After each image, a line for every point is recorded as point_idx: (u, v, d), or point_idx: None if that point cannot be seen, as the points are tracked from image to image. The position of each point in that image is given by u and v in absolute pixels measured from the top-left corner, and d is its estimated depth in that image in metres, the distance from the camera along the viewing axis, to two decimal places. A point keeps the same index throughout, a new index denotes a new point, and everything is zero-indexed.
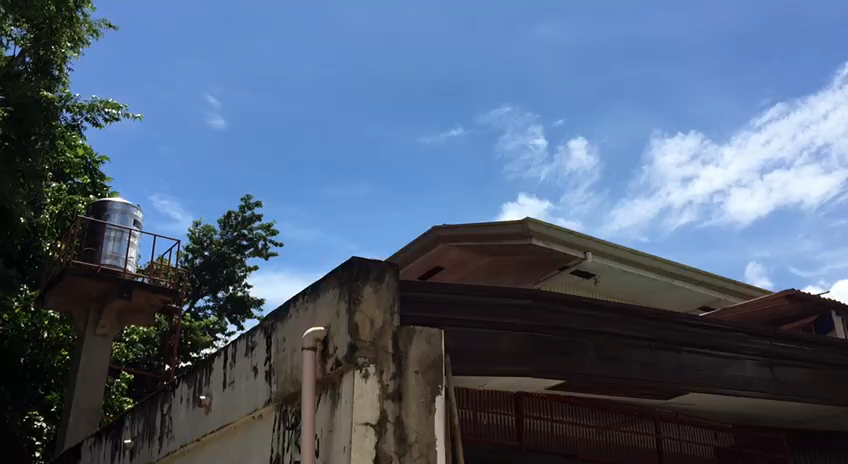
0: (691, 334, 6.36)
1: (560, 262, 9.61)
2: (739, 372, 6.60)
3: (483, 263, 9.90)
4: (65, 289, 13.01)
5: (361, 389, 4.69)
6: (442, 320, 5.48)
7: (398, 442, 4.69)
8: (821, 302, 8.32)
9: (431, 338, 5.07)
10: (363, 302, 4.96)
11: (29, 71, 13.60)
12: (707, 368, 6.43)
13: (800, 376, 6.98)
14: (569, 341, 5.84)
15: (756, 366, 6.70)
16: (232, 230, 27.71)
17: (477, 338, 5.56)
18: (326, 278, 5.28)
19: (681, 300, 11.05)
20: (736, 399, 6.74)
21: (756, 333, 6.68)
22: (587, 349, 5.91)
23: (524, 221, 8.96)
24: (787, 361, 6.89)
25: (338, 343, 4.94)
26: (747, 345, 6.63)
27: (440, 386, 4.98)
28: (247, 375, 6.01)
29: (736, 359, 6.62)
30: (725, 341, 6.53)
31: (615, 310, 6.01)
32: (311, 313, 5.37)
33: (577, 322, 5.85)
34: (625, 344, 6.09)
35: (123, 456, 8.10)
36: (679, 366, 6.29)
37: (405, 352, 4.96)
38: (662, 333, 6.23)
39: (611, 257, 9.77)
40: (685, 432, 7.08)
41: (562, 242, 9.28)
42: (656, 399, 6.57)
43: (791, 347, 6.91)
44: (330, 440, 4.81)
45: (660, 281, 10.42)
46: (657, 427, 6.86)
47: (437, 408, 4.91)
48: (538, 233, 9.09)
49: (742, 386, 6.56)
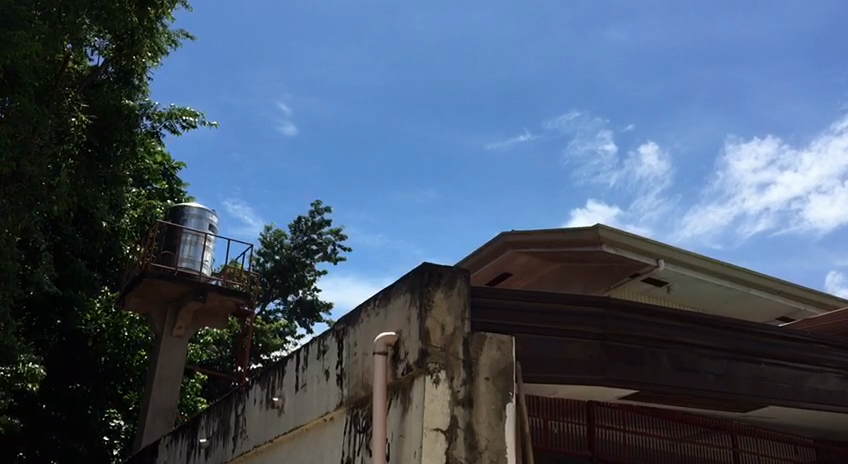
0: (770, 345, 6.16)
1: (631, 269, 9.44)
2: (821, 385, 6.37)
3: (551, 270, 9.88)
4: (142, 291, 13.44)
5: (432, 394, 4.73)
6: (512, 327, 5.45)
7: (469, 449, 4.68)
8: None
9: (501, 345, 5.04)
10: (434, 308, 4.97)
11: (111, 81, 14.16)
12: (787, 381, 6.23)
13: None
14: (641, 350, 5.75)
15: (839, 379, 6.46)
16: (302, 234, 28.15)
17: (548, 345, 5.51)
18: (396, 283, 5.32)
19: (756, 310, 10.73)
20: (817, 414, 6.50)
21: (838, 345, 6.45)
22: (661, 359, 5.80)
23: (595, 227, 8.84)
24: None
25: (409, 348, 4.97)
26: (829, 357, 6.39)
27: (510, 393, 4.95)
28: (319, 378, 6.10)
29: (817, 372, 6.39)
30: (805, 353, 6.31)
31: (690, 320, 5.88)
32: (382, 317, 5.42)
33: (651, 331, 5.75)
34: (701, 355, 5.95)
35: (199, 455, 8.29)
36: (757, 378, 6.11)
37: (476, 358, 4.95)
38: (740, 343, 6.06)
39: (684, 265, 9.55)
40: (763, 446, 6.85)
41: (633, 249, 9.10)
42: (733, 412, 6.39)
43: None
44: (399, 444, 4.86)
45: (736, 290, 10.14)
46: (734, 440, 6.66)
47: (507, 415, 4.88)
48: (608, 239, 8.92)
49: (824, 400, 6.33)
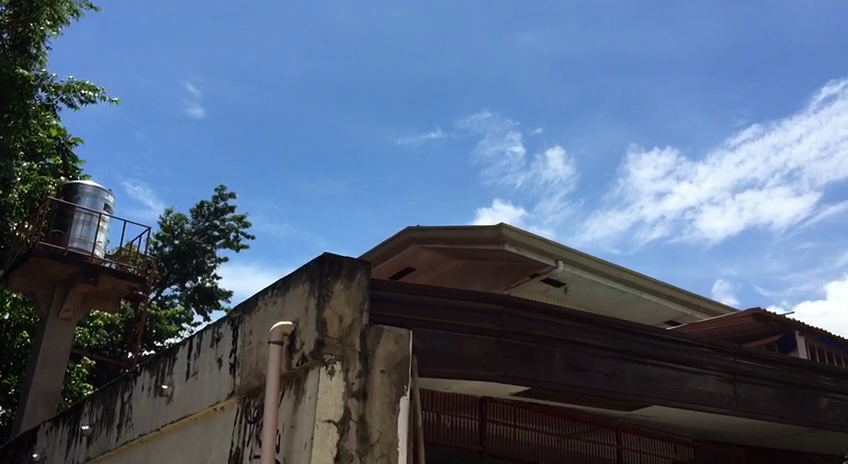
0: (656, 347, 6.42)
1: (531, 269, 9.63)
2: (702, 387, 6.64)
3: (455, 265, 10.02)
4: (29, 270, 12.74)
5: (327, 386, 4.68)
6: (409, 321, 5.46)
7: (360, 441, 4.66)
8: (787, 322, 8.57)
9: (398, 339, 5.06)
10: (333, 299, 4.93)
11: (6, 48, 13.34)
12: (670, 382, 6.47)
13: (762, 395, 7.02)
14: (536, 348, 5.87)
15: (719, 381, 6.76)
16: (204, 220, 27.43)
17: (445, 340, 5.55)
18: (296, 273, 5.24)
19: (646, 313, 11.14)
20: (696, 414, 6.78)
21: (719, 349, 6.76)
22: (554, 357, 5.94)
23: (498, 225, 8.98)
24: (749, 379, 6.94)
25: (306, 338, 4.91)
26: (709, 360, 6.70)
27: (404, 387, 4.96)
28: (211, 366, 5.96)
29: (699, 374, 6.67)
30: (688, 355, 6.59)
31: (583, 320, 6.05)
32: (279, 307, 5.34)
33: (545, 330, 5.89)
34: (592, 354, 6.13)
35: (80, 444, 7.96)
36: (643, 378, 6.34)
37: (372, 351, 4.94)
38: (628, 344, 6.28)
39: (581, 267, 9.81)
40: (645, 444, 7.08)
41: (534, 249, 9.29)
42: (619, 410, 6.60)
43: (754, 365, 6.97)
44: (290, 436, 4.80)
45: (628, 293, 10.51)
46: (618, 438, 6.86)
47: (400, 408, 4.89)
48: (511, 239, 9.08)
49: (704, 401, 6.61)
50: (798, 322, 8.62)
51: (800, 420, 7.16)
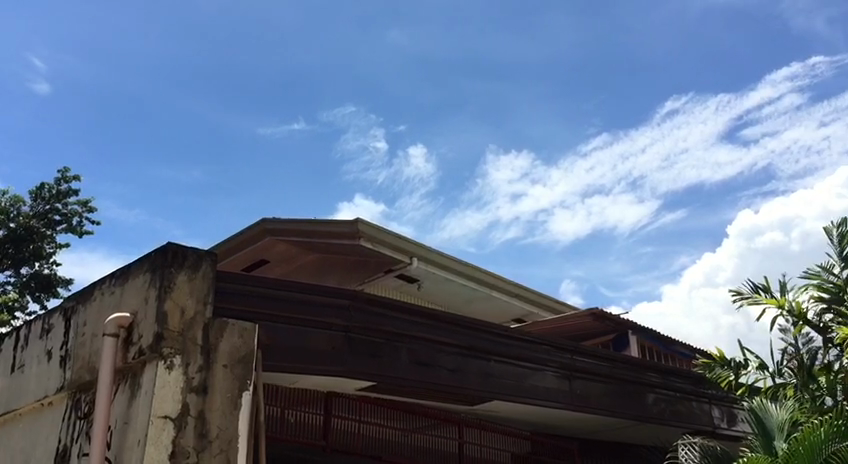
0: (498, 344, 6.63)
1: (385, 265, 9.70)
2: (540, 383, 6.91)
3: (309, 259, 9.96)
4: None
5: (164, 381, 4.50)
6: (255, 314, 5.35)
7: (198, 438, 4.52)
8: (621, 323, 9.09)
9: (243, 332, 4.95)
10: (175, 291, 4.74)
11: None
12: (511, 378, 6.70)
13: (595, 390, 7.39)
14: (382, 343, 5.91)
15: (556, 377, 7.06)
16: (44, 203, 25.79)
17: (291, 334, 5.48)
18: (137, 262, 5.01)
19: (495, 311, 11.48)
20: (533, 408, 7.05)
21: (557, 346, 7.06)
22: (400, 353, 6.00)
23: (354, 220, 8.98)
24: (584, 375, 7.30)
25: (144, 331, 4.70)
26: (548, 357, 6.99)
27: (247, 382, 4.86)
28: (40, 359, 5.60)
29: (539, 370, 6.95)
30: (528, 352, 6.84)
31: (430, 316, 6.16)
32: (116, 298, 5.09)
33: (393, 326, 5.94)
34: (438, 350, 6.24)
35: None
36: (486, 374, 6.52)
37: (215, 345, 4.80)
38: (472, 341, 6.45)
39: (434, 264, 9.99)
40: (486, 438, 7.27)
41: (389, 245, 9.36)
42: (462, 405, 6.76)
43: (588, 362, 7.33)
44: (123, 433, 4.59)
45: (479, 291, 10.79)
46: (460, 432, 7.02)
47: (242, 403, 4.79)
48: (366, 234, 9.10)
49: (541, 396, 6.88)
50: (631, 323, 9.16)
51: (629, 414, 7.59)
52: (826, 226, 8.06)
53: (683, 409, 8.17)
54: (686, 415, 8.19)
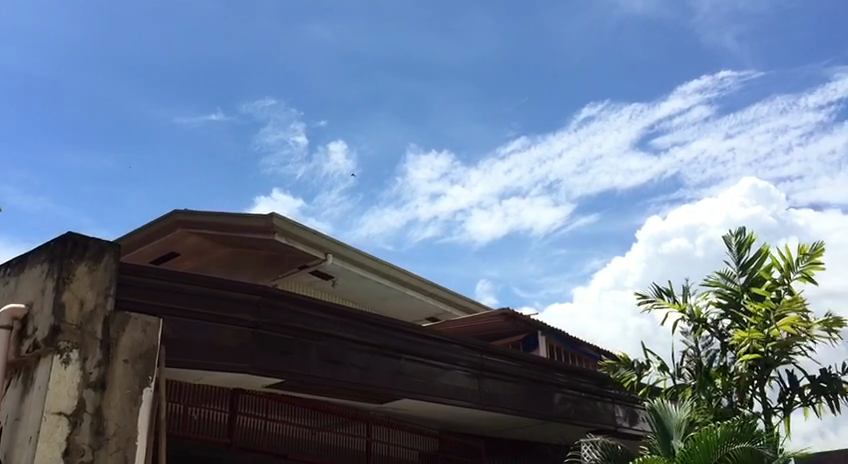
0: (409, 343, 6.63)
1: (300, 261, 9.58)
2: (450, 382, 6.96)
3: (222, 252, 9.76)
4: None
5: (60, 376, 4.31)
6: (160, 308, 5.20)
7: (94, 435, 4.37)
8: (532, 323, 9.25)
9: (146, 327, 4.80)
10: (74, 282, 4.52)
11: None
12: (421, 376, 6.71)
13: (504, 389, 7.48)
14: (292, 340, 5.83)
15: (465, 376, 7.11)
16: None
17: (198, 329, 5.35)
18: (35, 251, 4.77)
19: (409, 309, 11.51)
20: (442, 407, 7.08)
21: (468, 346, 7.12)
22: (310, 350, 5.94)
23: (269, 214, 8.84)
24: (493, 375, 7.38)
25: (39, 323, 4.48)
26: (458, 356, 7.04)
27: (148, 378, 4.72)
28: None
29: (448, 369, 6.99)
30: (439, 351, 6.87)
31: (342, 314, 6.11)
32: (12, 288, 4.85)
33: (303, 322, 5.87)
34: (348, 348, 6.21)
35: None
36: (396, 372, 6.52)
37: (116, 339, 4.63)
38: (384, 339, 6.43)
39: (350, 261, 9.93)
40: (395, 436, 7.25)
41: (304, 241, 9.25)
42: (371, 403, 6.74)
43: (498, 361, 7.42)
44: (14, 429, 4.39)
45: (394, 289, 10.80)
46: (368, 430, 7.00)
47: (143, 400, 4.64)
48: (281, 229, 8.96)
49: (451, 394, 6.92)
50: (541, 323, 9.33)
51: (536, 413, 7.73)
52: (726, 234, 8.37)
53: (588, 409, 8.37)
54: (590, 414, 8.39)
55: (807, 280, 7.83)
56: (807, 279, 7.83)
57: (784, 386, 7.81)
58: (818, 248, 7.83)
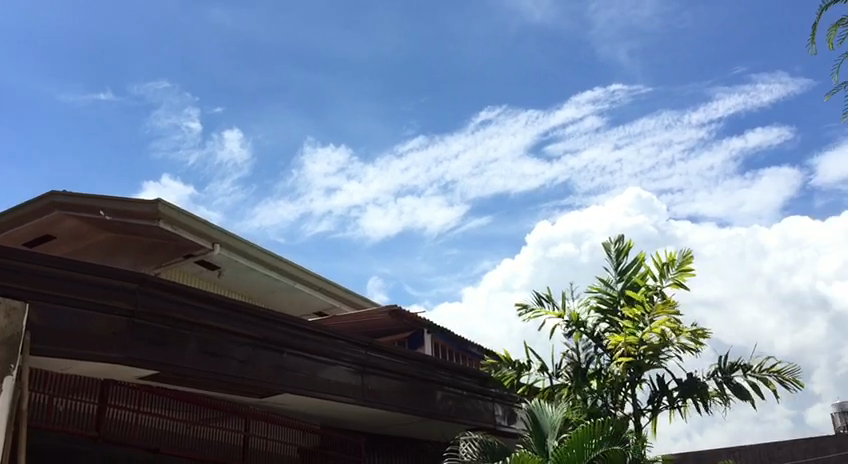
0: (293, 337, 6.55)
1: (185, 250, 9.29)
2: (333, 377, 6.91)
3: (102, 237, 9.35)
4: None
5: None
6: (29, 293, 4.91)
7: None
8: (418, 320, 9.31)
9: (10, 312, 4.58)
10: None
11: None
12: (304, 371, 6.63)
13: (387, 386, 7.49)
14: (170, 331, 5.65)
15: (348, 372, 7.08)
16: None
17: (69, 316, 5.09)
18: None
19: (296, 303, 11.36)
20: (324, 402, 7.03)
21: (353, 341, 7.09)
22: (189, 342, 5.77)
23: (155, 200, 8.53)
24: (377, 371, 7.38)
25: None
26: (343, 352, 7.00)
27: (11, 366, 4.45)
28: None
29: (331, 364, 6.93)
30: (323, 346, 6.81)
31: (224, 305, 5.96)
32: None
33: (182, 313, 5.69)
34: (229, 340, 6.06)
35: None
36: (278, 367, 6.42)
37: None
38: (266, 332, 6.32)
39: (237, 252, 9.71)
40: (273, 431, 7.14)
41: (191, 229, 8.98)
42: (251, 397, 6.62)
43: (383, 358, 7.42)
44: None
45: (281, 282, 10.63)
46: (246, 425, 6.85)
47: (3, 388, 4.36)
48: (167, 216, 8.67)
49: (333, 390, 6.87)
50: (428, 321, 9.41)
51: (418, 410, 7.78)
52: (606, 241, 8.67)
53: (469, 407, 8.50)
54: (471, 412, 8.53)
55: (679, 286, 8.21)
56: (679, 286, 8.21)
57: (654, 389, 8.16)
58: (688, 257, 8.23)
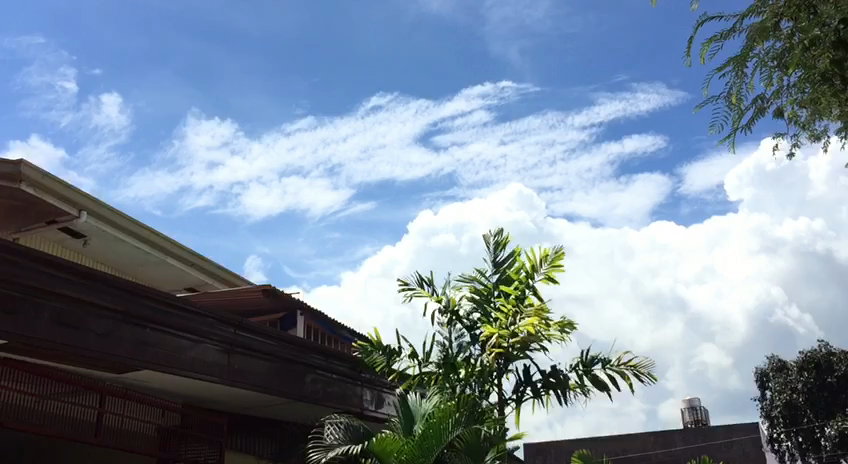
0: (157, 311, 6.31)
1: (48, 215, 8.78)
2: (198, 356, 6.71)
3: None
4: None
5: None
6: None
7: None
8: (292, 301, 9.21)
9: None
10: None
11: None
12: (167, 348, 6.41)
13: (254, 367, 7.35)
14: (22, 298, 5.31)
15: (215, 351, 6.90)
16: None
17: None
18: None
19: (166, 278, 10.98)
20: (187, 380, 6.82)
21: (221, 319, 6.91)
22: (43, 312, 5.45)
23: (16, 160, 8.01)
24: (245, 351, 7.23)
25: None
26: (210, 329, 6.81)
27: None
28: None
29: (198, 343, 6.73)
30: (189, 323, 6.60)
31: (84, 274, 5.67)
32: None
33: (37, 280, 5.36)
34: (87, 312, 5.77)
35: None
36: (139, 342, 6.17)
37: None
38: (129, 305, 6.06)
39: (106, 221, 9.28)
40: (129, 408, 6.86)
41: (56, 194, 8.50)
42: (108, 372, 6.35)
43: (252, 338, 7.28)
44: None
45: (152, 255, 10.25)
46: (101, 401, 6.55)
47: None
48: (30, 179, 8.16)
49: (197, 369, 6.67)
50: (302, 303, 9.31)
51: (286, 392, 7.69)
52: (485, 234, 8.83)
53: (338, 391, 8.48)
54: (340, 396, 8.51)
55: (549, 281, 8.47)
56: (549, 281, 8.47)
57: (519, 378, 8.39)
58: (560, 252, 8.50)
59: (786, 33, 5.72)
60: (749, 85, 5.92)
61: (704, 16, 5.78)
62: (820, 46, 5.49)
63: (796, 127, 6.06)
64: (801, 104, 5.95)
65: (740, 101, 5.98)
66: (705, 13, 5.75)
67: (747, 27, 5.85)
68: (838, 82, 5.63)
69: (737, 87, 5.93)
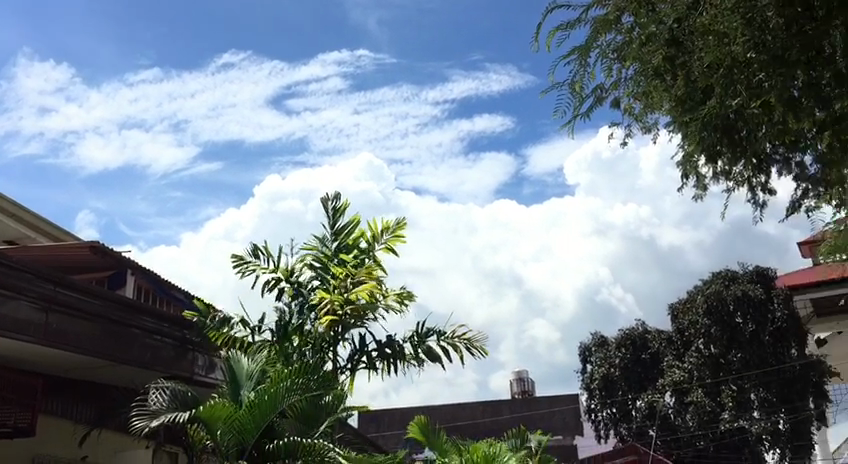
0: None
1: None
2: (12, 313, 6.25)
3: None
4: None
5: None
6: None
7: None
8: (122, 260, 8.77)
9: None
10: None
11: None
12: None
13: (77, 327, 6.95)
14: None
15: (31, 308, 6.45)
16: None
17: None
18: None
19: None
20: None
21: (39, 275, 6.47)
22: None
23: None
24: (65, 310, 6.80)
25: None
26: (26, 285, 6.36)
27: None
28: None
29: (12, 299, 6.27)
30: (2, 277, 6.13)
31: None
32: None
33: None
34: None
35: None
36: None
37: None
38: None
39: None
40: None
41: None
42: None
43: (74, 296, 6.87)
44: None
45: None
46: None
47: None
48: None
49: (10, 328, 6.21)
50: (133, 262, 8.90)
51: (111, 355, 7.33)
52: (323, 197, 8.76)
53: (168, 354, 8.18)
54: (170, 361, 8.21)
55: (389, 252, 8.54)
56: (390, 251, 8.54)
57: (354, 347, 8.44)
58: (401, 224, 8.59)
59: (626, 27, 6.00)
60: (590, 75, 6.19)
61: (552, 4, 5.99)
62: (655, 43, 5.81)
63: (630, 117, 6.41)
64: (636, 97, 6.29)
65: (582, 89, 6.24)
66: (554, 1, 5.97)
67: (591, 19, 6.10)
68: (668, 79, 5.94)
69: (580, 76, 6.18)
